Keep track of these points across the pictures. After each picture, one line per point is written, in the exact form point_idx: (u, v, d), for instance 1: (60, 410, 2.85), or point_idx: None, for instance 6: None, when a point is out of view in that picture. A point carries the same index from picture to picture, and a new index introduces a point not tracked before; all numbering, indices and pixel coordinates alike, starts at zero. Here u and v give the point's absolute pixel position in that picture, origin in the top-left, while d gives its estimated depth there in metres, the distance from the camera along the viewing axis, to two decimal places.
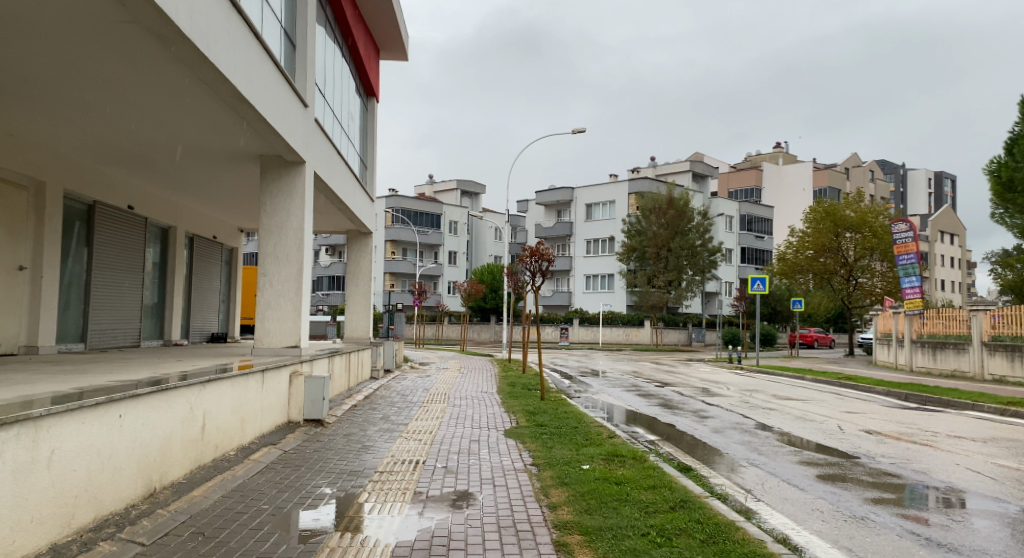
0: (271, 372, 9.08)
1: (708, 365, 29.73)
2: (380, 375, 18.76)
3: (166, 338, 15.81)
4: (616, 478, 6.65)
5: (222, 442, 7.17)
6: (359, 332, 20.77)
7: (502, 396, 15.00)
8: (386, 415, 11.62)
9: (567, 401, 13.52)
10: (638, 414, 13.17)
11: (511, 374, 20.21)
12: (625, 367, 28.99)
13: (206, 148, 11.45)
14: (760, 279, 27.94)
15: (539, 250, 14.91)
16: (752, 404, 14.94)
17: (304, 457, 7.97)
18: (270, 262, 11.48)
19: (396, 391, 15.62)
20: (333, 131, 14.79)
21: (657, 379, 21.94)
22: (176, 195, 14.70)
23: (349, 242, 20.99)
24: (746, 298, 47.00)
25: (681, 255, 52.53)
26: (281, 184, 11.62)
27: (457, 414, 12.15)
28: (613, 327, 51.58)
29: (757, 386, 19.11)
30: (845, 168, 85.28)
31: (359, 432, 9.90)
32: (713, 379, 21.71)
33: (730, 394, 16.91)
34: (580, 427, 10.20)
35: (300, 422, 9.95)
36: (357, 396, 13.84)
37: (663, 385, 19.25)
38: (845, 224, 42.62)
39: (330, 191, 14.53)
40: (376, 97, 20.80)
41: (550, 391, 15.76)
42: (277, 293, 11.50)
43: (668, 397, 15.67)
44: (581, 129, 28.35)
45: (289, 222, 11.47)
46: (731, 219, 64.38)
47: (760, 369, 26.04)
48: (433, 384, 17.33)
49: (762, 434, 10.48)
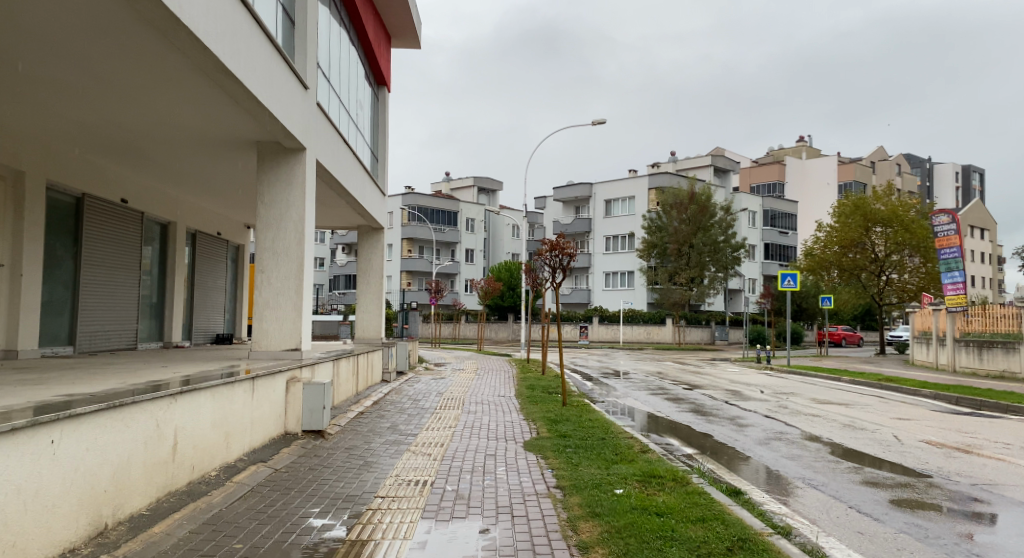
0: (264, 380, 8.14)
1: (735, 365, 28.56)
2: (393, 377, 17.84)
3: (166, 339, 14.99)
4: (657, 509, 5.64)
5: (200, 462, 6.21)
6: (371, 332, 19.87)
7: (520, 401, 13.99)
8: (394, 424, 10.64)
9: (591, 407, 12.48)
10: (669, 421, 12.10)
11: (530, 376, 19.20)
12: (648, 367, 27.90)
13: (198, 135, 10.54)
14: (791, 274, 26.47)
15: (558, 245, 13.79)
16: (791, 409, 13.79)
17: (297, 476, 7.01)
18: (269, 259, 10.58)
19: (408, 396, 14.65)
20: (339, 119, 13.84)
21: (684, 380, 20.83)
22: (174, 187, 13.83)
23: (360, 237, 20.08)
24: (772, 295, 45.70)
25: (703, 252, 51.32)
26: (279, 173, 10.67)
27: (473, 422, 11.14)
28: (634, 325, 50.42)
29: (791, 388, 17.95)
30: (871, 162, 83.32)
31: (362, 444, 8.92)
32: (743, 380, 20.57)
33: (764, 397, 15.78)
34: (608, 439, 9.17)
35: (298, 434, 9.01)
36: (365, 402, 12.89)
37: (690, 387, 18.14)
38: (875, 218, 41.12)
39: (335, 182, 13.58)
40: (387, 86, 19.84)
41: (572, 395, 14.72)
42: (276, 292, 10.59)
43: (699, 402, 14.56)
44: (601, 120, 27.26)
45: (289, 215, 10.56)
46: (754, 214, 62.95)
47: (790, 370, 24.86)
48: (448, 388, 16.35)
49: (811, 446, 9.36)
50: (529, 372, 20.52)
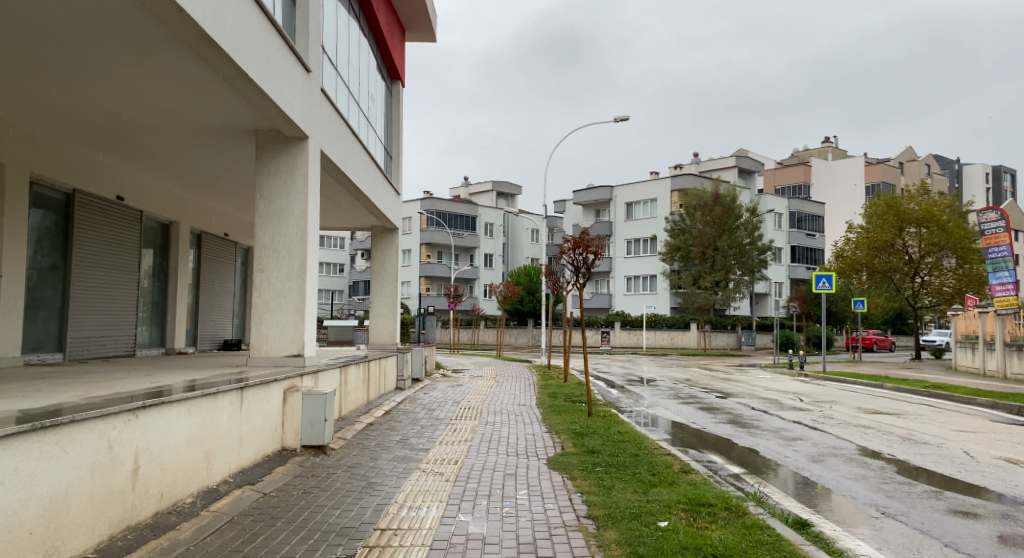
0: (254, 390, 7.24)
1: (766, 372, 27.29)
2: (408, 385, 16.94)
3: (168, 346, 14.19)
4: (714, 549, 4.63)
5: (170, 489, 5.29)
6: (384, 338, 19.00)
7: (543, 411, 12.95)
8: (404, 438, 9.70)
9: (619, 418, 11.45)
10: (706, 434, 11.03)
11: (552, 383, 18.16)
12: (674, 374, 26.73)
13: (192, 122, 9.72)
14: (825, 276, 25.08)
15: (582, 241, 12.72)
16: (839, 419, 12.63)
17: (288, 503, 6.07)
18: (269, 257, 9.71)
19: (421, 405, 13.66)
20: (347, 110, 12.98)
21: (715, 387, 19.74)
22: (172, 184, 13.04)
23: (373, 239, 19.22)
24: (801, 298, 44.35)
25: (728, 254, 50.02)
26: (280, 164, 9.79)
27: (490, 436, 10.14)
28: (657, 330, 49.28)
29: (832, 396, 16.74)
30: (899, 163, 81.41)
31: (366, 461, 7.96)
32: (777, 388, 19.37)
33: (806, 407, 14.60)
34: (643, 457, 8.15)
35: (297, 450, 8.10)
36: (375, 412, 11.96)
37: (723, 396, 17.00)
38: (909, 218, 39.60)
39: (344, 177, 12.72)
40: (401, 81, 19.01)
41: (598, 404, 13.69)
42: (276, 293, 9.72)
43: (736, 412, 13.41)
44: (624, 117, 26.30)
45: (290, 208, 9.70)
46: (780, 216, 61.51)
47: (826, 376, 23.57)
48: (465, 397, 15.36)
49: (875, 464, 8.20)
50: (551, 379, 19.48)
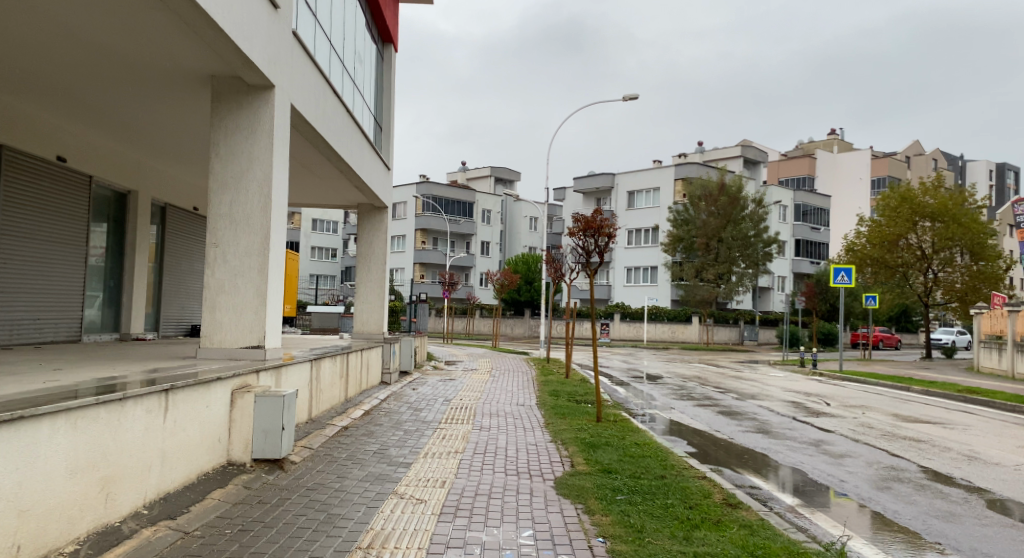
0: (188, 391, 5.65)
1: (777, 370, 25.90)
2: (394, 379, 15.39)
3: (124, 331, 12.56)
4: None
5: (32, 539, 3.70)
6: (371, 326, 17.45)
7: (544, 414, 11.39)
8: (383, 448, 8.15)
9: (634, 426, 9.94)
10: (734, 444, 9.54)
11: (552, 380, 16.65)
12: (680, 370, 25.28)
13: (134, 62, 8.10)
14: (844, 269, 23.56)
15: (595, 222, 10.92)
16: (881, 428, 11.13)
17: (213, 550, 4.50)
18: (225, 228, 8.15)
19: (406, 404, 12.12)
20: (327, 68, 11.39)
21: (728, 387, 18.33)
22: (127, 143, 11.44)
23: (360, 218, 17.61)
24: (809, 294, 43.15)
25: (733, 246, 48.58)
26: (239, 117, 8.19)
27: (483, 446, 8.58)
28: (658, 323, 47.92)
29: (859, 400, 15.27)
30: (905, 157, 80.12)
31: (332, 482, 6.39)
32: (795, 389, 17.93)
33: (836, 412, 13.13)
34: (673, 482, 6.61)
35: (247, 465, 6.53)
36: (353, 412, 10.39)
37: (740, 397, 15.54)
38: (923, 211, 38.17)
39: (322, 142, 11.15)
40: (394, 45, 17.45)
41: (606, 407, 12.18)
42: (233, 272, 8.16)
43: (762, 418, 11.90)
44: (633, 95, 24.77)
45: (251, 172, 8.14)
46: (785, 208, 60.10)
47: (843, 376, 22.22)
48: (456, 394, 13.81)
49: (956, 495, 6.66)
50: (551, 375, 17.96)
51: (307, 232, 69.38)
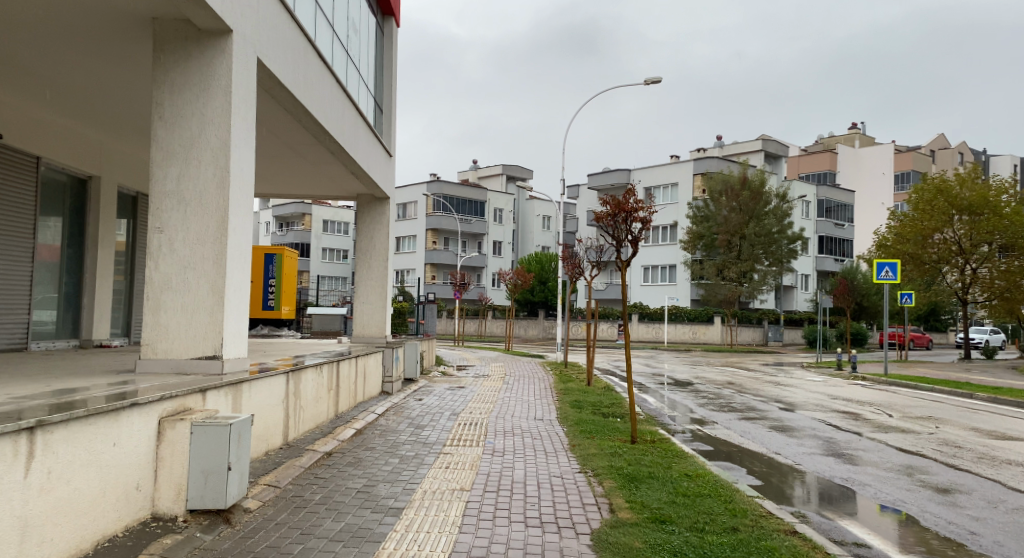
0: (82, 425, 3.98)
1: (813, 374, 24.01)
2: (396, 387, 13.70)
3: (85, 337, 10.95)
4: None
5: None
6: (371, 329, 15.73)
7: (568, 434, 9.65)
8: (371, 486, 6.41)
9: (678, 451, 8.21)
10: (802, 470, 7.80)
11: (573, 388, 14.89)
12: (708, 374, 23.44)
13: (52, 4, 6.46)
14: (889, 264, 21.61)
15: (628, 205, 9.10)
16: (971, 448, 9.31)
17: None
18: (172, 209, 6.49)
19: (406, 420, 10.41)
20: (311, 30, 9.75)
21: (767, 394, 16.52)
22: (82, 116, 9.87)
23: (359, 210, 15.96)
24: (844, 293, 42.16)
25: (755, 243, 46.61)
26: (187, 70, 6.54)
27: (497, 482, 6.86)
28: (678, 324, 46.27)
29: (923, 410, 13.40)
30: (930, 151, 77.68)
31: (293, 546, 4.70)
32: (843, 397, 16.08)
33: (907, 427, 11.28)
34: (756, 543, 4.88)
35: (180, 519, 4.84)
36: (342, 433, 8.69)
37: (787, 407, 13.70)
38: (960, 204, 36.06)
39: (305, 114, 9.55)
40: (395, 18, 15.86)
41: (640, 423, 10.41)
42: (181, 263, 6.49)
43: (825, 436, 10.09)
44: (656, 79, 23.00)
45: (204, 138, 6.51)
46: (809, 203, 57.99)
47: (889, 381, 20.32)
48: (464, 406, 12.10)
49: None
50: (571, 382, 16.23)
51: (317, 233, 68.04)
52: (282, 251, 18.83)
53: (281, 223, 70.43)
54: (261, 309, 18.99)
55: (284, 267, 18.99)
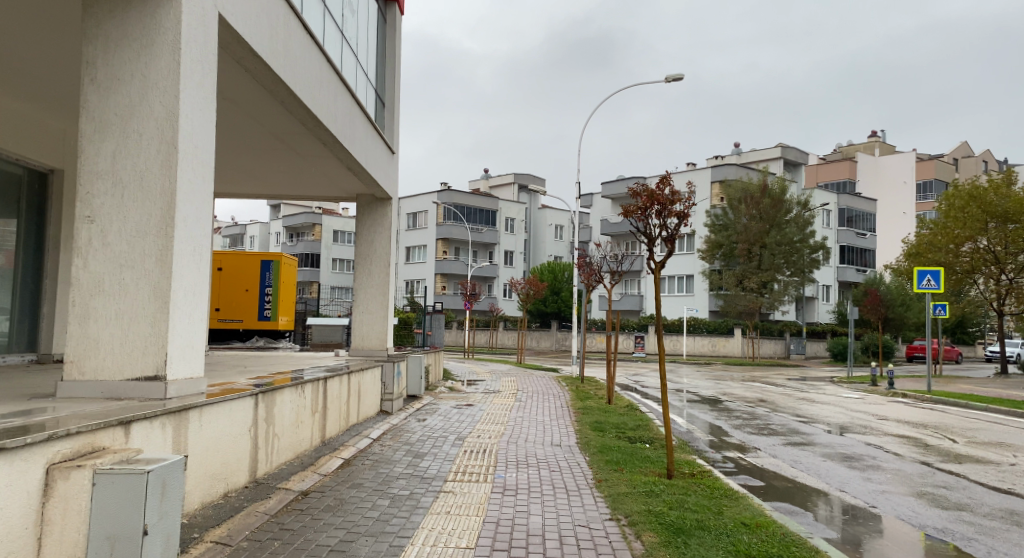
0: None
1: (847, 389, 22.46)
2: (396, 406, 12.37)
3: (44, 351, 9.70)
4: None
5: None
6: (370, 342, 14.40)
7: (591, 465, 8.28)
8: (347, 543, 5.06)
9: (728, 492, 6.82)
10: (880, 517, 6.40)
11: (593, 407, 13.48)
12: (734, 390, 21.96)
13: None
14: (931, 272, 20.06)
15: (663, 196, 7.79)
16: None
17: None
18: (106, 193, 5.24)
19: (402, 446, 9.05)
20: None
21: (806, 413, 15.06)
22: (35, 98, 8.68)
23: (359, 212, 14.70)
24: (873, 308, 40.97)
25: (776, 252, 45.02)
26: (126, 23, 5.29)
27: (506, 536, 5.47)
28: (697, 336, 44.85)
29: (989, 435, 11.88)
30: (953, 159, 75.83)
31: None
32: (891, 417, 14.58)
33: (980, 456, 9.79)
34: None
35: None
36: (325, 466, 7.34)
37: (835, 430, 12.23)
38: (995, 213, 34.19)
39: (288, 95, 8.28)
40: (398, 5, 14.66)
41: (675, 453, 9.03)
42: (114, 261, 5.21)
43: (891, 467, 8.63)
44: (678, 75, 21.69)
45: (146, 106, 5.25)
46: (829, 212, 56.39)
47: (934, 398, 18.78)
48: (471, 429, 10.73)
49: None
50: (590, 399, 14.81)
51: (327, 243, 67.06)
52: (279, 257, 17.80)
53: (291, 233, 69.59)
54: (256, 320, 17.61)
55: (282, 275, 17.88)
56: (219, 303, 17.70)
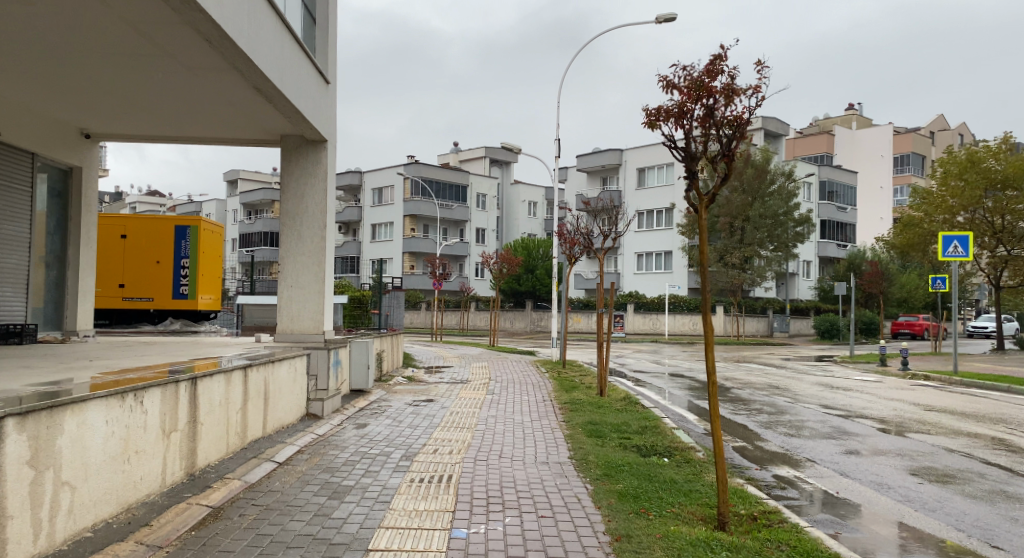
0: None
1: (858, 372, 20.15)
2: (330, 405, 9.44)
3: None
4: None
5: None
6: (300, 324, 11.38)
7: (602, 503, 5.48)
8: None
9: None
10: None
11: (583, 401, 10.73)
12: (734, 374, 19.51)
13: None
14: (958, 238, 17.71)
15: (715, 89, 4.96)
16: None
17: None
18: None
19: (320, 476, 6.14)
20: None
21: (835, 403, 12.58)
22: None
23: (285, 159, 11.57)
24: (872, 277, 38.40)
25: (759, 226, 42.78)
26: None
27: None
28: (678, 314, 42.59)
29: None
30: (929, 131, 74.46)
31: None
32: (938, 408, 12.11)
33: None
34: None
35: None
36: (169, 533, 4.38)
37: (891, 429, 9.68)
38: (994, 180, 31.93)
39: None
40: None
41: (713, 478, 6.30)
42: None
43: (1021, 493, 6.04)
44: (671, 14, 18.85)
45: None
46: (810, 185, 54.28)
47: (965, 382, 16.42)
48: (424, 441, 7.84)
49: None
50: (577, 391, 12.09)
51: None
52: (198, 222, 14.85)
53: (250, 211, 65.93)
54: (170, 298, 14.53)
55: (202, 243, 14.92)
56: (123, 278, 14.46)
